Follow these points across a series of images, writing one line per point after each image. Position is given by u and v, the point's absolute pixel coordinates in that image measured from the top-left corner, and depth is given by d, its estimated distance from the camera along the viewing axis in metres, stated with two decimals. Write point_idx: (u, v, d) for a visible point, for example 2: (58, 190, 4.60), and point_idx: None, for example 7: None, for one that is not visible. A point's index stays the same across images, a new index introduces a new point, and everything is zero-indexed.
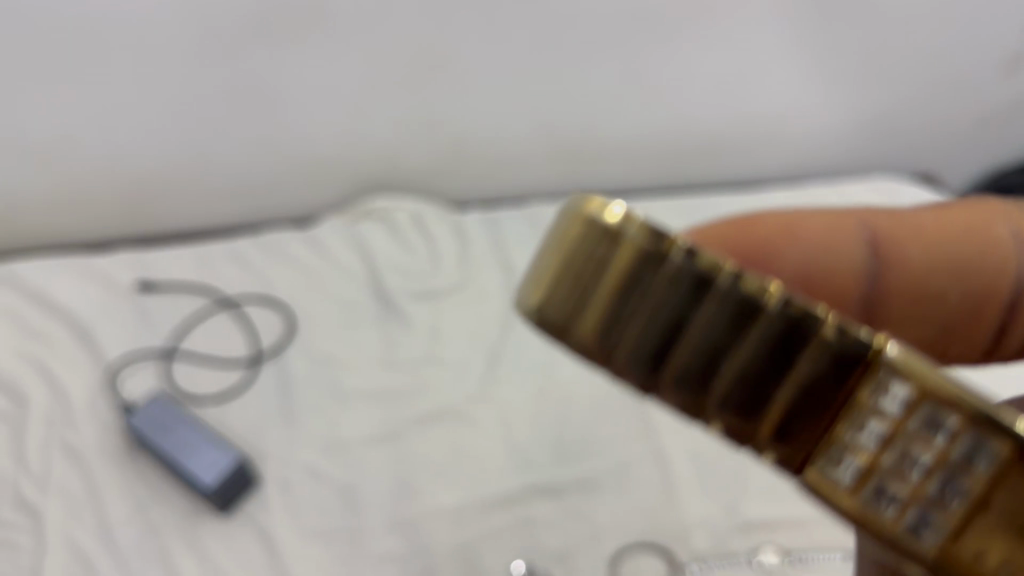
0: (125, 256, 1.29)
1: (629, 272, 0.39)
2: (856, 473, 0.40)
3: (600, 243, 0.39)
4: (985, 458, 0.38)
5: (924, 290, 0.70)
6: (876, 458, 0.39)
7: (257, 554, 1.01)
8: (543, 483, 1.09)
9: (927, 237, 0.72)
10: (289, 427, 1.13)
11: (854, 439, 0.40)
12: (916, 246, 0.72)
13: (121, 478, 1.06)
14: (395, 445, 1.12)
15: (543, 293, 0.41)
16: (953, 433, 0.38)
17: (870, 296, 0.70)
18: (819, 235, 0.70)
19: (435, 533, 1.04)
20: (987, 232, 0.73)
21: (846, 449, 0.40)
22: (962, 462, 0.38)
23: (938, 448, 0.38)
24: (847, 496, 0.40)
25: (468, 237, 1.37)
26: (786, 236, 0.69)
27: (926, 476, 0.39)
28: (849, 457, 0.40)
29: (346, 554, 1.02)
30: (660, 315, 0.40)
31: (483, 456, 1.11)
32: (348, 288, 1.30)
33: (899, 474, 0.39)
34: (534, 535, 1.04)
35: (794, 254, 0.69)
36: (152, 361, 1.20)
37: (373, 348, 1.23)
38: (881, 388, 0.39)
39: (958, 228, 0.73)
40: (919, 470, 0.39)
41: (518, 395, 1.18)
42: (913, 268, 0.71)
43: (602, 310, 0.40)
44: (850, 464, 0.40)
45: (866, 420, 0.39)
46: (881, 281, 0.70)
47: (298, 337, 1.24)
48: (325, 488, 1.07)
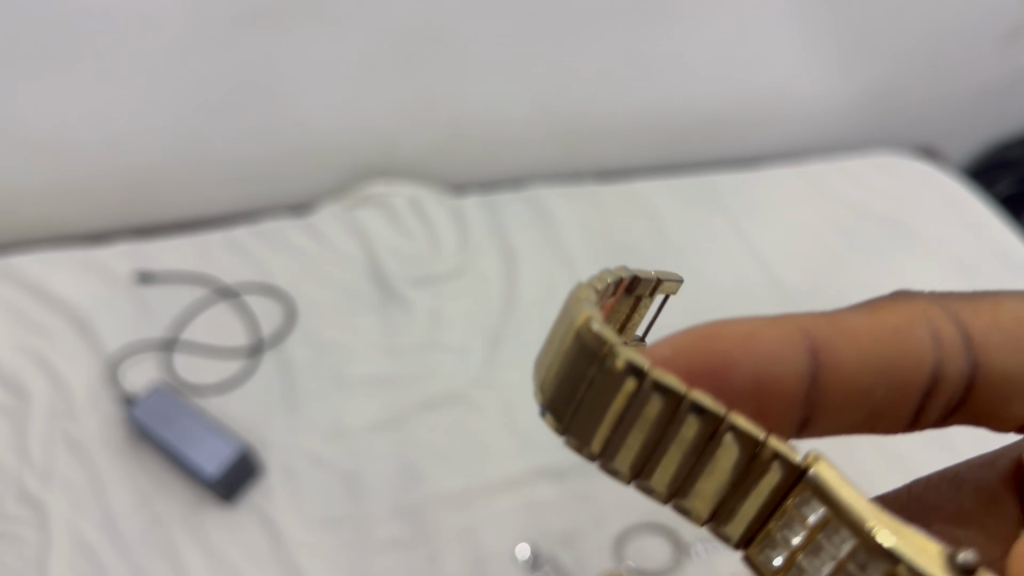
0: (123, 247, 1.28)
1: (615, 397, 0.46)
2: (784, 560, 0.47)
3: (590, 364, 0.46)
4: (872, 572, 0.41)
5: (851, 385, 0.71)
6: (795, 552, 0.46)
7: (262, 542, 1.01)
8: (547, 466, 1.08)
9: (862, 340, 0.72)
10: (292, 415, 1.13)
11: (784, 533, 0.47)
12: (852, 348, 0.71)
13: (125, 470, 1.06)
14: (399, 431, 1.12)
15: (548, 391, 0.49)
16: (850, 548, 0.41)
17: (809, 402, 0.71)
18: (769, 348, 0.71)
19: (440, 518, 1.04)
20: (911, 332, 0.72)
21: (779, 539, 0.48)
22: (856, 570, 0.42)
23: (841, 556, 0.42)
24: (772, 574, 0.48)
25: (467, 224, 1.36)
26: (742, 353, 0.71)
27: (834, 574, 0.43)
28: (781, 548, 0.47)
29: (351, 540, 1.02)
30: (642, 430, 0.47)
31: (487, 441, 1.11)
32: (347, 274, 1.30)
33: (811, 568, 0.45)
34: (538, 517, 1.04)
35: (746, 368, 0.70)
36: (152, 352, 1.19)
37: (375, 334, 1.23)
38: (805, 502, 0.45)
39: (886, 327, 0.72)
40: (827, 568, 0.44)
41: (521, 379, 1.18)
42: (848, 368, 0.71)
43: (595, 417, 0.48)
44: (781, 554, 0.47)
45: (792, 524, 0.46)
46: (820, 388, 0.71)
47: (298, 325, 1.24)
48: (329, 476, 1.07)
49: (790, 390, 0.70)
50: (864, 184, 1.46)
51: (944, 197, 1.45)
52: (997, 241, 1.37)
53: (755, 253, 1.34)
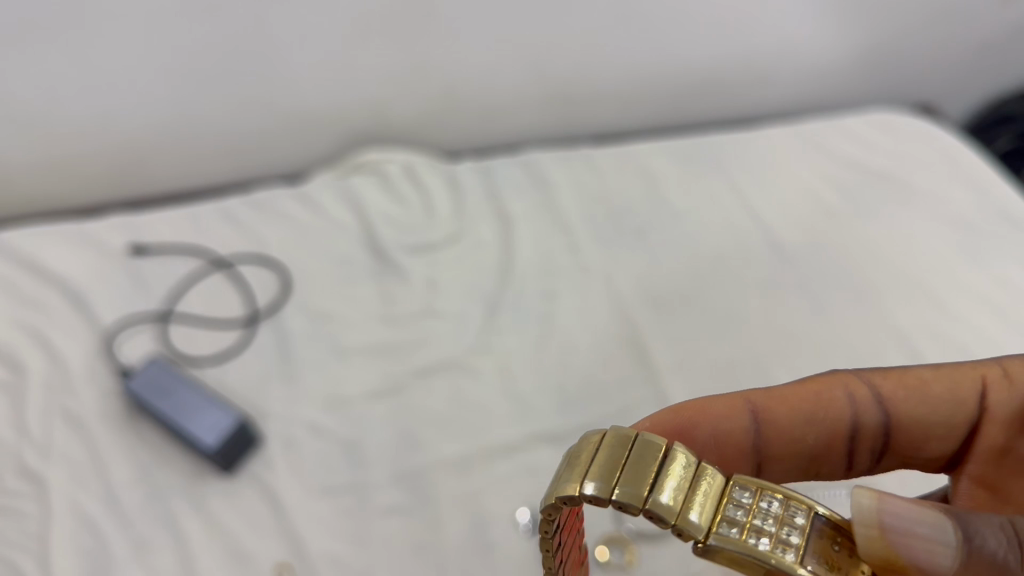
0: (116, 221, 1.27)
1: (620, 452, 0.61)
2: (735, 532, 0.57)
3: (599, 443, 0.63)
4: (800, 515, 0.57)
5: (789, 440, 0.80)
6: (746, 523, 0.57)
7: (264, 511, 1.01)
8: (546, 431, 1.07)
9: (791, 404, 0.80)
10: (290, 384, 1.13)
11: (730, 515, 0.58)
12: (785, 411, 0.80)
13: (124, 443, 1.06)
14: (397, 398, 1.11)
15: (575, 475, 0.61)
16: (782, 501, 0.58)
17: (754, 456, 0.80)
18: (714, 420, 0.79)
19: (440, 483, 1.03)
20: (834, 396, 0.80)
21: (726, 522, 0.58)
22: (789, 518, 0.57)
23: (777, 511, 0.58)
24: (737, 546, 0.56)
25: (462, 192, 1.35)
26: (693, 418, 0.79)
27: (774, 526, 0.57)
28: (731, 527, 0.57)
29: (352, 507, 1.01)
30: (643, 469, 0.60)
31: (486, 407, 1.10)
32: (341, 243, 1.28)
33: (763, 531, 0.57)
34: (540, 481, 1.03)
35: (705, 431, 0.79)
36: (148, 325, 1.19)
37: (371, 303, 1.22)
38: (739, 487, 0.60)
39: (812, 394, 0.80)
40: (767, 524, 0.57)
41: (519, 344, 1.17)
42: (784, 427, 0.79)
43: (610, 469, 0.61)
44: (732, 530, 0.57)
45: (735, 506, 0.59)
46: (762, 444, 0.80)
47: (294, 295, 1.23)
48: (327, 445, 1.07)
49: (735, 447, 0.79)
50: (860, 142, 1.44)
51: (944, 154, 1.43)
52: (996, 195, 1.36)
53: (752, 214, 1.33)
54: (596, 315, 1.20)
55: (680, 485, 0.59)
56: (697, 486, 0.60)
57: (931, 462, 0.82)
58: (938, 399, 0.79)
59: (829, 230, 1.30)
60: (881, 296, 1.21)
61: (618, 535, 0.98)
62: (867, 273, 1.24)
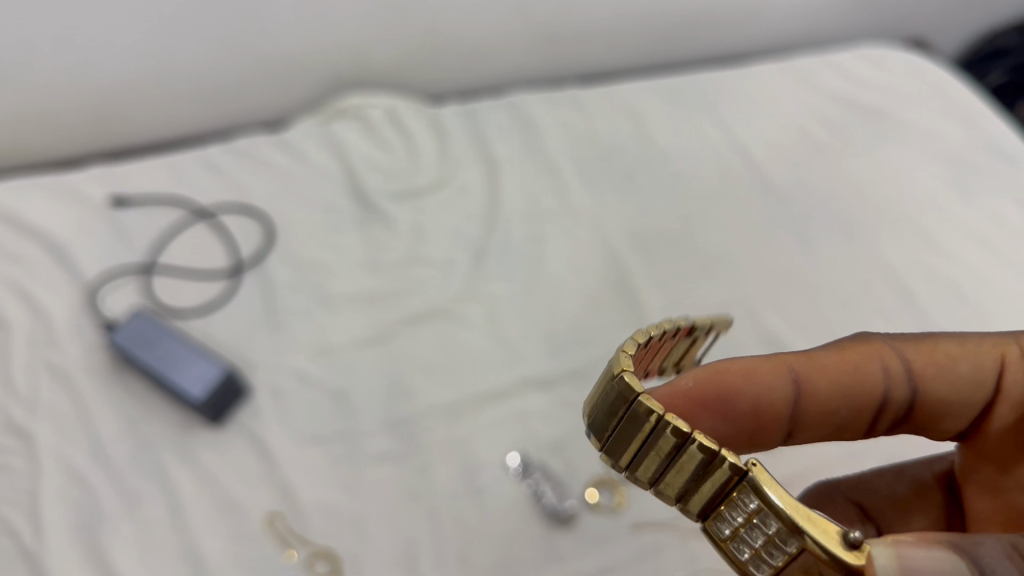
0: (94, 172, 1.24)
1: (638, 427, 0.57)
2: (728, 531, 0.58)
3: (620, 401, 0.58)
4: (791, 544, 0.53)
5: (826, 410, 0.74)
6: (739, 526, 0.57)
7: (254, 462, 1.01)
8: (535, 377, 1.07)
9: (833, 374, 0.73)
10: (276, 334, 1.12)
11: (728, 512, 0.57)
12: (828, 381, 0.73)
13: (111, 396, 1.05)
14: (385, 346, 1.10)
15: (592, 418, 0.60)
16: (775, 526, 0.53)
17: (787, 424, 0.74)
18: (757, 387, 0.72)
19: (429, 430, 1.03)
20: (872, 368, 0.74)
21: (724, 517, 0.58)
22: (781, 542, 0.54)
23: (769, 532, 0.54)
24: (724, 545, 0.59)
25: (448, 137, 1.32)
26: (735, 384, 0.72)
27: (762, 542, 0.55)
28: (726, 522, 0.58)
29: (342, 454, 1.01)
30: (654, 452, 0.58)
31: (475, 353, 1.09)
32: (326, 191, 1.26)
33: (750, 538, 0.57)
34: (529, 425, 1.03)
35: (744, 399, 0.72)
36: (131, 277, 1.17)
37: (356, 252, 1.20)
38: (744, 493, 0.55)
39: (852, 363, 0.74)
40: (757, 537, 0.56)
41: (506, 290, 1.16)
42: (824, 398, 0.73)
43: (622, 436, 0.59)
44: (726, 526, 0.58)
45: (736, 507, 0.56)
46: (798, 414, 0.73)
47: (277, 245, 1.21)
48: (316, 393, 1.06)
49: (772, 417, 0.73)
50: (853, 77, 1.41)
51: (936, 90, 1.40)
52: (989, 131, 1.34)
53: (743, 153, 1.31)
54: (586, 261, 1.18)
55: (689, 476, 0.58)
56: (708, 480, 0.57)
57: (945, 434, 0.77)
58: (962, 377, 0.73)
59: (820, 168, 1.28)
60: (871, 234, 1.20)
61: (608, 478, 0.98)
62: (858, 209, 1.23)
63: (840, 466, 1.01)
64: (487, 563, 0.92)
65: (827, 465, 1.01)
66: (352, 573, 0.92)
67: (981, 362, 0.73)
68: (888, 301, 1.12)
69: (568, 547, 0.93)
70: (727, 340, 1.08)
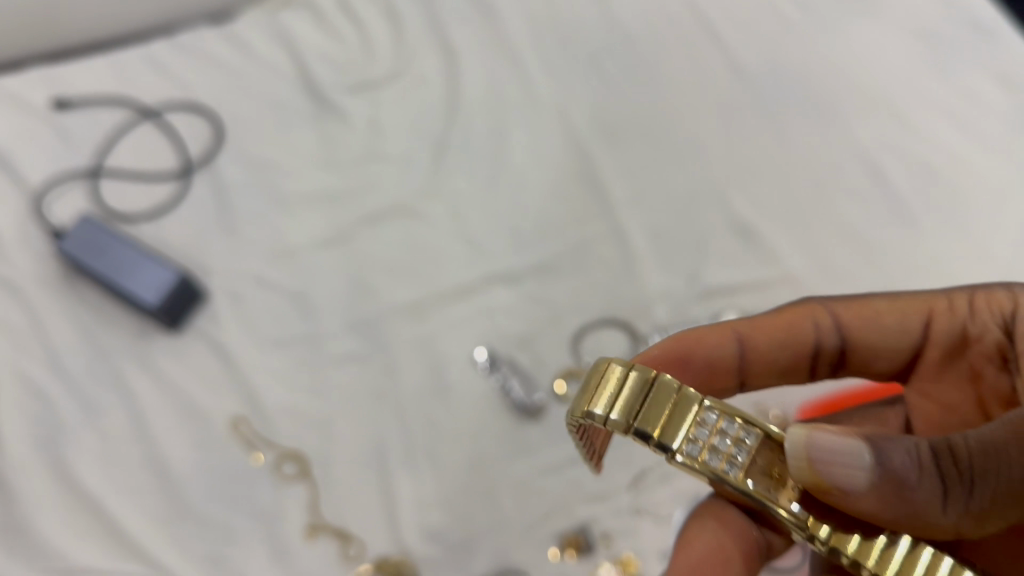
0: (34, 74, 1.15)
1: (618, 379, 0.56)
2: (699, 449, 0.54)
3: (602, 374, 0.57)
4: (751, 437, 0.54)
5: (769, 366, 0.72)
6: (710, 441, 0.54)
7: (215, 368, 0.99)
8: (500, 271, 1.03)
9: (769, 331, 0.71)
10: (232, 237, 1.08)
11: (698, 432, 0.54)
12: (765, 338, 0.71)
13: (64, 305, 1.01)
14: (344, 246, 1.06)
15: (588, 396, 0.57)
16: (737, 423, 0.55)
17: (738, 381, 0.72)
18: (703, 349, 0.70)
19: (394, 329, 1.00)
20: (804, 325, 0.71)
21: (694, 439, 0.54)
22: (744, 441, 0.54)
23: (735, 432, 0.54)
24: (698, 465, 0.53)
25: (400, 18, 1.22)
26: (687, 346, 0.70)
27: (731, 445, 0.54)
28: (696, 443, 0.54)
29: (305, 356, 0.99)
30: (638, 398, 0.55)
31: (437, 251, 1.06)
32: (276, 86, 1.19)
33: (719, 449, 0.54)
34: (495, 320, 1.00)
35: (698, 360, 0.70)
36: (77, 182, 1.11)
37: (311, 150, 1.15)
38: (708, 407, 0.55)
39: (784, 322, 0.72)
40: (727, 441, 0.54)
41: (468, 184, 1.10)
42: (764, 354, 0.71)
43: (609, 394, 0.56)
44: (696, 446, 0.54)
45: (703, 427, 0.54)
46: (745, 372, 0.71)
47: (229, 144, 1.15)
48: (276, 296, 1.03)
49: (724, 376, 0.70)
50: None
51: None
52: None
53: None
54: (550, 149, 1.13)
55: (670, 415, 0.54)
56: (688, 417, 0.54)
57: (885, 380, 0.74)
58: (890, 331, 0.70)
59: (793, 45, 1.18)
60: (843, 118, 1.13)
61: (576, 369, 0.96)
62: (829, 89, 1.15)
63: None
64: (455, 458, 0.92)
65: None
66: (320, 472, 0.92)
67: (908, 315, 0.70)
68: (858, 181, 1.08)
69: (537, 439, 0.92)
70: (697, 231, 1.05)
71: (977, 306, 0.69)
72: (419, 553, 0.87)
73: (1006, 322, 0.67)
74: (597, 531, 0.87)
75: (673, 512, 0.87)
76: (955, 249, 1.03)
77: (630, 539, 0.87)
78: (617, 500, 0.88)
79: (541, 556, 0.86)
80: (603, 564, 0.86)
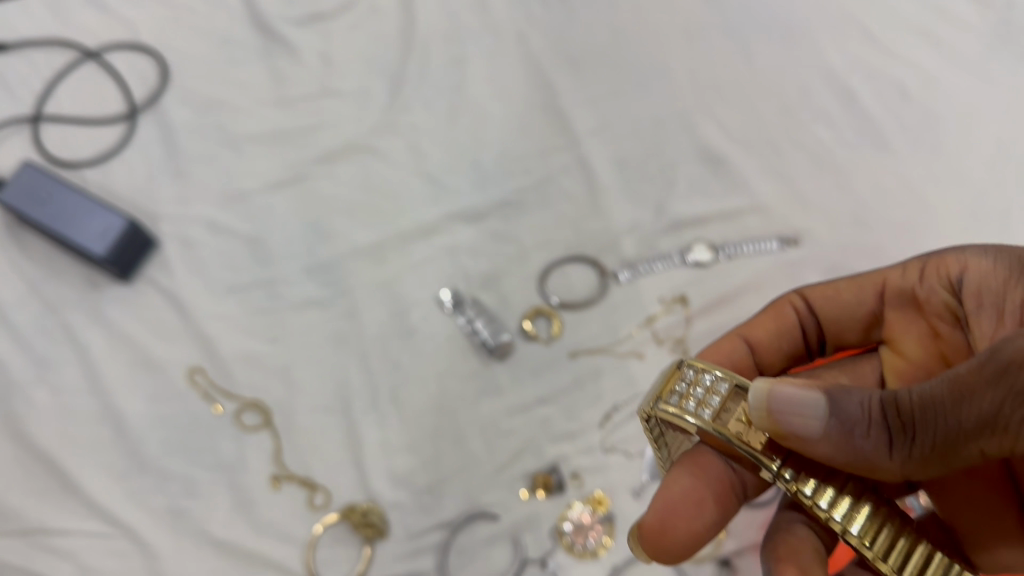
0: None
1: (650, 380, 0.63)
2: (677, 398, 0.59)
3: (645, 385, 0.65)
4: (723, 385, 0.58)
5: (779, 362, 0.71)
6: (687, 392, 0.59)
7: (169, 318, 0.95)
8: (461, 208, 0.98)
9: (759, 329, 0.71)
10: (181, 182, 1.03)
11: (678, 386, 0.59)
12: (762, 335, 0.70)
13: (7, 258, 0.97)
14: (299, 188, 1.02)
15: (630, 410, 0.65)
16: (713, 375, 0.59)
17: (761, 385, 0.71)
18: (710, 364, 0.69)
19: (354, 272, 0.96)
20: (787, 316, 0.71)
21: (674, 392, 0.59)
22: (717, 389, 0.58)
23: (710, 382, 0.58)
24: (673, 412, 0.58)
25: None
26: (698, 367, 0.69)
27: (706, 394, 0.58)
28: (675, 395, 0.59)
29: (262, 303, 0.95)
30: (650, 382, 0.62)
31: (396, 190, 1.01)
32: (220, 22, 1.12)
33: (694, 397, 0.58)
34: (458, 261, 0.96)
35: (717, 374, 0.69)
36: (16, 128, 1.05)
37: (261, 87, 1.09)
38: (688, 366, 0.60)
39: (768, 319, 0.71)
40: (701, 391, 0.58)
41: (426, 119, 1.05)
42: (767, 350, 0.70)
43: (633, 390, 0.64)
44: (675, 396, 0.59)
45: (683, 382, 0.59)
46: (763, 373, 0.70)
47: (174, 84, 1.09)
48: (230, 242, 0.99)
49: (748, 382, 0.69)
50: None
51: None
52: None
53: None
54: (509, 79, 1.07)
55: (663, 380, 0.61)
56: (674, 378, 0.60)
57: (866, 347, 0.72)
58: (850, 308, 0.69)
59: None
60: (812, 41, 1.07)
61: (544, 306, 0.92)
62: (795, 9, 1.10)
63: (782, 284, 0.91)
64: (420, 401, 0.89)
65: (768, 283, 0.91)
66: (283, 421, 0.89)
67: (863, 288, 0.68)
68: (824, 104, 1.03)
69: (504, 379, 0.89)
70: (664, 160, 1.00)
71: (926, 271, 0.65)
72: (385, 498, 0.85)
73: (953, 286, 0.63)
74: (568, 470, 0.84)
75: (645, 449, 0.85)
76: (923, 170, 0.97)
77: (602, 475, 0.84)
78: (588, 438, 0.85)
79: (511, 497, 0.84)
80: (574, 502, 0.83)
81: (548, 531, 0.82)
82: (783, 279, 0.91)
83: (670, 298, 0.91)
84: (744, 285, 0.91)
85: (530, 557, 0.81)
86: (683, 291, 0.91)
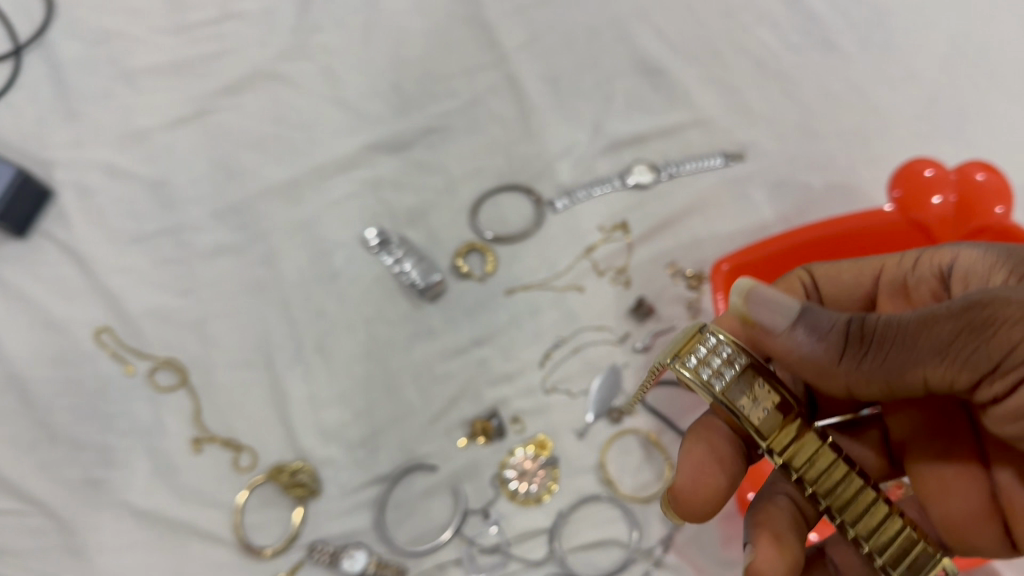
0: None
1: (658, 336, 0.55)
2: (696, 360, 0.51)
3: None
4: (744, 359, 0.51)
5: None
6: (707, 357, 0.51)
7: (70, 274, 0.87)
8: (382, 137, 0.90)
9: None
10: (73, 122, 0.93)
11: (698, 349, 0.51)
12: None
13: None
14: (204, 123, 0.93)
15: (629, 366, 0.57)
16: (733, 346, 0.51)
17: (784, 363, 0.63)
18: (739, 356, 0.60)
19: (268, 214, 0.88)
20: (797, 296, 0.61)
21: (691, 354, 0.51)
22: (737, 360, 0.51)
23: (730, 354, 0.51)
24: (689, 375, 0.50)
25: None
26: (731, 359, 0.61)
27: (726, 363, 0.51)
28: (692, 356, 0.51)
29: (171, 253, 0.88)
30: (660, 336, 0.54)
31: (311, 121, 0.92)
32: None
33: (714, 366, 0.50)
34: (381, 195, 0.88)
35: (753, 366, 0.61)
36: None
37: (156, 12, 0.98)
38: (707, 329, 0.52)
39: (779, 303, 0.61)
40: (721, 358, 0.51)
41: (339, 39, 0.95)
42: None
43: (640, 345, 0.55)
44: (692, 358, 0.51)
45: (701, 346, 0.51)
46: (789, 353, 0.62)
47: (59, 12, 0.97)
48: (132, 187, 0.90)
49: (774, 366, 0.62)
50: None
51: None
52: None
53: None
54: None
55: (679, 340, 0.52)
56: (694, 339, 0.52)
57: None
58: (845, 297, 0.61)
59: None
60: None
61: (476, 241, 0.86)
62: None
63: (730, 204, 0.85)
64: (348, 349, 0.83)
65: (712, 203, 0.85)
66: (201, 378, 0.83)
67: (860, 272, 0.60)
68: (772, 4, 0.93)
69: (436, 321, 0.83)
70: (600, 74, 0.92)
71: (925, 259, 0.56)
72: (316, 455, 0.80)
73: (944, 274, 0.55)
74: (508, 414, 0.79)
75: (588, 387, 0.79)
76: (876, 72, 0.90)
77: (544, 418, 0.79)
78: (528, 378, 0.80)
79: (449, 447, 0.78)
80: (516, 448, 0.77)
81: (489, 480, 0.77)
82: (728, 198, 0.85)
83: (609, 225, 0.85)
84: (689, 207, 0.85)
85: (472, 508, 0.76)
86: (623, 217, 0.86)
